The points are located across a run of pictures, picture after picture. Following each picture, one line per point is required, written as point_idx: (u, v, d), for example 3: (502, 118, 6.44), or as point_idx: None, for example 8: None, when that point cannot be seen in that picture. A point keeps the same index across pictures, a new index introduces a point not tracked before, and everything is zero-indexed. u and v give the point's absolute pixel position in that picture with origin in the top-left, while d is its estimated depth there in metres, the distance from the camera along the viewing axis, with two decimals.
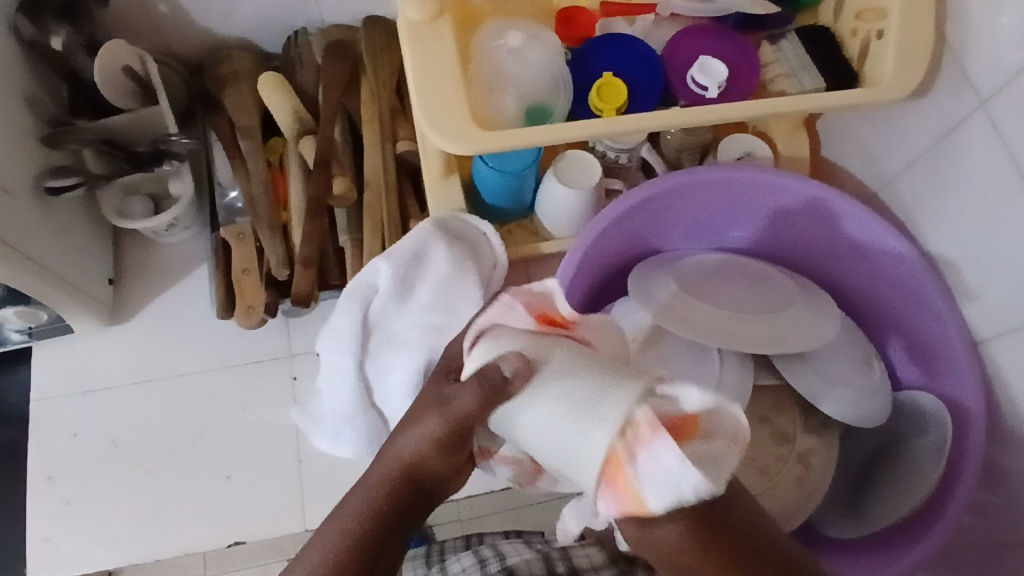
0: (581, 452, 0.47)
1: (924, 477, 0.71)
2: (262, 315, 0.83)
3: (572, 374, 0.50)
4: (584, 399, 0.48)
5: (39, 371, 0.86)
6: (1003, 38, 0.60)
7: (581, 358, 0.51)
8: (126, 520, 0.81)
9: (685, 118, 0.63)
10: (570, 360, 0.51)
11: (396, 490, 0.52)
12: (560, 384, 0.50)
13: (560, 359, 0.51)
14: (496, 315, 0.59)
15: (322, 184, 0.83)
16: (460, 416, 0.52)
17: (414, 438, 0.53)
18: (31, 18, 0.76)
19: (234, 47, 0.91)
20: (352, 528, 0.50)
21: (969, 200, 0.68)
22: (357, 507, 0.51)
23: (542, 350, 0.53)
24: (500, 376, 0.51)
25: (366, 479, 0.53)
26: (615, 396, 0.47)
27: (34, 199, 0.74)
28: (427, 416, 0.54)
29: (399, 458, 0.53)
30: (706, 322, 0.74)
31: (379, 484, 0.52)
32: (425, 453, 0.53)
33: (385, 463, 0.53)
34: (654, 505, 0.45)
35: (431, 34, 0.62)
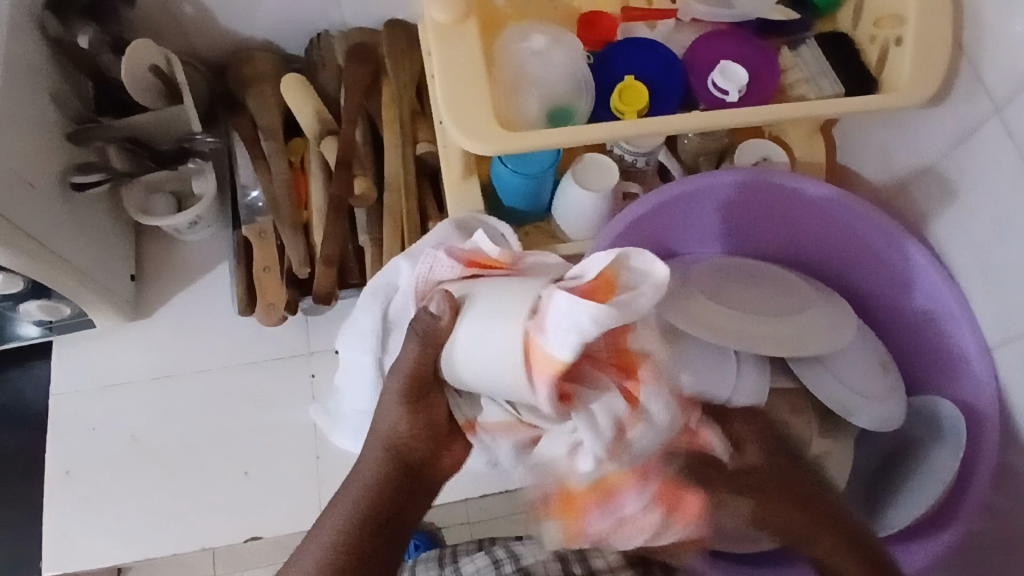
0: (506, 359, 0.49)
1: (938, 480, 0.72)
2: (283, 312, 0.84)
3: (485, 290, 0.54)
4: (503, 300, 0.51)
5: (59, 366, 0.87)
6: (1020, 44, 0.61)
7: (500, 284, 0.54)
8: (143, 515, 0.81)
9: (707, 119, 0.64)
10: (485, 283, 0.55)
11: (387, 470, 0.55)
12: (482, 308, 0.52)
13: (481, 287, 0.54)
14: (433, 270, 0.64)
15: (343, 184, 0.84)
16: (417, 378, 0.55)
17: (392, 416, 0.56)
18: (59, 17, 0.77)
19: (257, 49, 0.92)
20: (351, 512, 0.53)
21: (984, 206, 0.68)
22: (350, 496, 0.54)
23: (468, 288, 0.55)
24: (430, 314, 0.54)
25: (359, 466, 0.56)
26: (524, 291, 0.51)
27: (59, 194, 0.75)
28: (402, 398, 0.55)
29: (382, 440, 0.56)
30: (718, 320, 0.75)
31: (370, 469, 0.55)
32: (403, 428, 0.55)
33: (371, 448, 0.56)
34: (561, 353, 0.46)
35: (457, 36, 0.63)
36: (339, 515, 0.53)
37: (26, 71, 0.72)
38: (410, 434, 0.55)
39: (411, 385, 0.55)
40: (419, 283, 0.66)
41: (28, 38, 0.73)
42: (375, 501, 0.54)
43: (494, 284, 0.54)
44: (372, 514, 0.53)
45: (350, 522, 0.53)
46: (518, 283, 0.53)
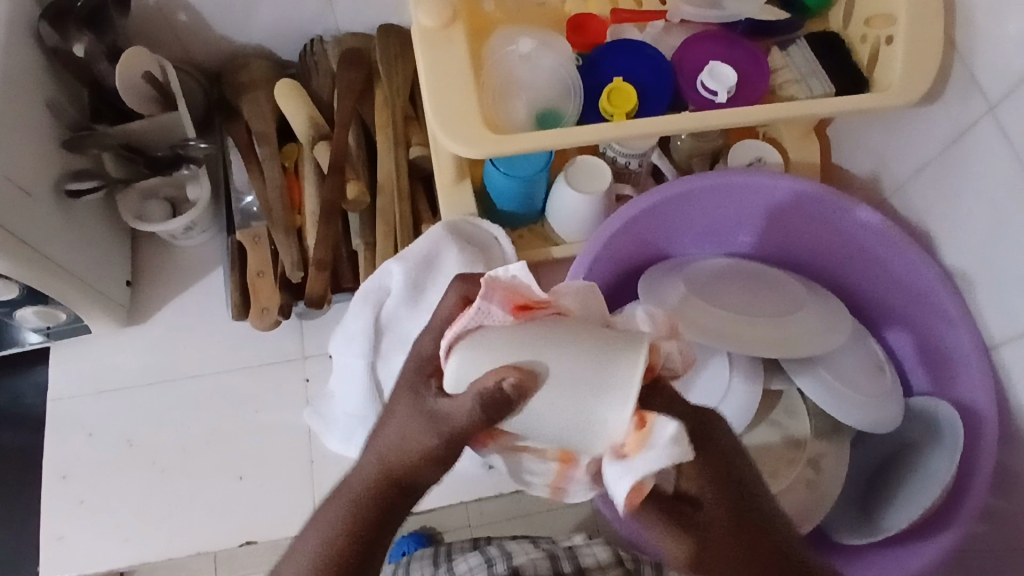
0: (593, 435, 0.43)
1: (937, 483, 0.70)
2: (275, 316, 0.84)
3: (563, 365, 0.43)
4: (593, 377, 0.43)
5: (57, 371, 0.88)
6: (1011, 42, 0.60)
7: (575, 354, 0.43)
8: (139, 519, 0.82)
9: (696, 120, 0.64)
10: (554, 344, 0.44)
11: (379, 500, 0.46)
12: (564, 394, 0.43)
13: (555, 361, 0.43)
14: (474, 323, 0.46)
15: (336, 188, 0.84)
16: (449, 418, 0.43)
17: (396, 440, 0.45)
18: (54, 25, 0.77)
19: (251, 55, 0.93)
20: (329, 535, 0.45)
21: (979, 204, 0.68)
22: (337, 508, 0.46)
23: (541, 356, 0.43)
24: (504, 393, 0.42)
25: (350, 483, 0.47)
26: (620, 367, 0.43)
27: (53, 201, 0.75)
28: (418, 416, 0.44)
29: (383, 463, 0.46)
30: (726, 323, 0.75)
31: (361, 492, 0.46)
32: (412, 467, 0.45)
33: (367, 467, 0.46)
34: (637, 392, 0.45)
35: (442, 40, 0.64)
36: (315, 538, 0.45)
37: (21, 80, 0.73)
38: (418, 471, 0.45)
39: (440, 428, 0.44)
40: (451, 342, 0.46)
41: (22, 47, 0.74)
42: (358, 529, 0.45)
43: (576, 357, 0.43)
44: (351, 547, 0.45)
45: (327, 546, 0.45)
46: (591, 348, 0.44)
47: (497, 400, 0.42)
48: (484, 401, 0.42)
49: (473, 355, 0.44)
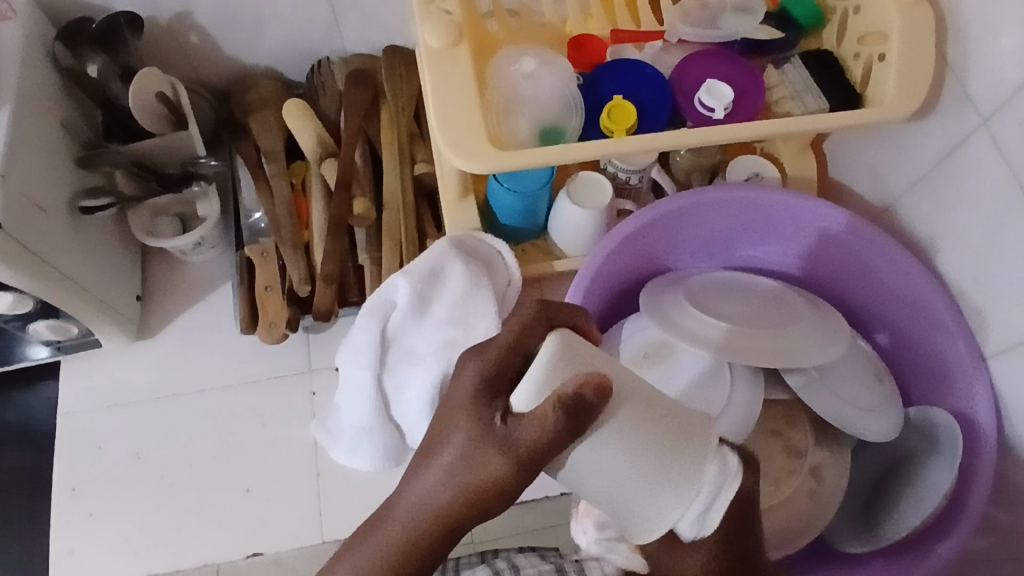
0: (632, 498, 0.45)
1: (936, 493, 0.71)
2: (283, 330, 0.85)
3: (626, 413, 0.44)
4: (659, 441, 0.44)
5: (68, 386, 0.89)
6: (1001, 59, 0.62)
7: (652, 413, 0.45)
8: (146, 531, 0.83)
9: (697, 137, 0.66)
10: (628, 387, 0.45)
11: (435, 526, 0.48)
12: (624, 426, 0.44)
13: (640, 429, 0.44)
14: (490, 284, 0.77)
15: (343, 204, 0.86)
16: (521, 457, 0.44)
17: (447, 467, 0.47)
18: (70, 46, 0.80)
19: (260, 76, 0.95)
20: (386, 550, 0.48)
21: (973, 215, 0.69)
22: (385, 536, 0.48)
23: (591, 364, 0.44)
24: (585, 403, 0.41)
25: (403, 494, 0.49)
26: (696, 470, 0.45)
27: (67, 217, 0.77)
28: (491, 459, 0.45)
29: (439, 485, 0.47)
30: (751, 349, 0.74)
31: (414, 512, 0.48)
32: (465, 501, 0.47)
33: (417, 496, 0.48)
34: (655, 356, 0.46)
35: (449, 60, 0.66)
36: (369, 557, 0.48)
37: (38, 101, 0.75)
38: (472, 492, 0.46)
39: (498, 464, 0.45)
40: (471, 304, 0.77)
41: (39, 69, 0.76)
42: (413, 548, 0.48)
43: (647, 424, 0.45)
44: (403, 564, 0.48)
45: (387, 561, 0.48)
46: (681, 421, 0.46)
47: (571, 423, 0.42)
48: (554, 425, 0.42)
49: (560, 357, 0.44)
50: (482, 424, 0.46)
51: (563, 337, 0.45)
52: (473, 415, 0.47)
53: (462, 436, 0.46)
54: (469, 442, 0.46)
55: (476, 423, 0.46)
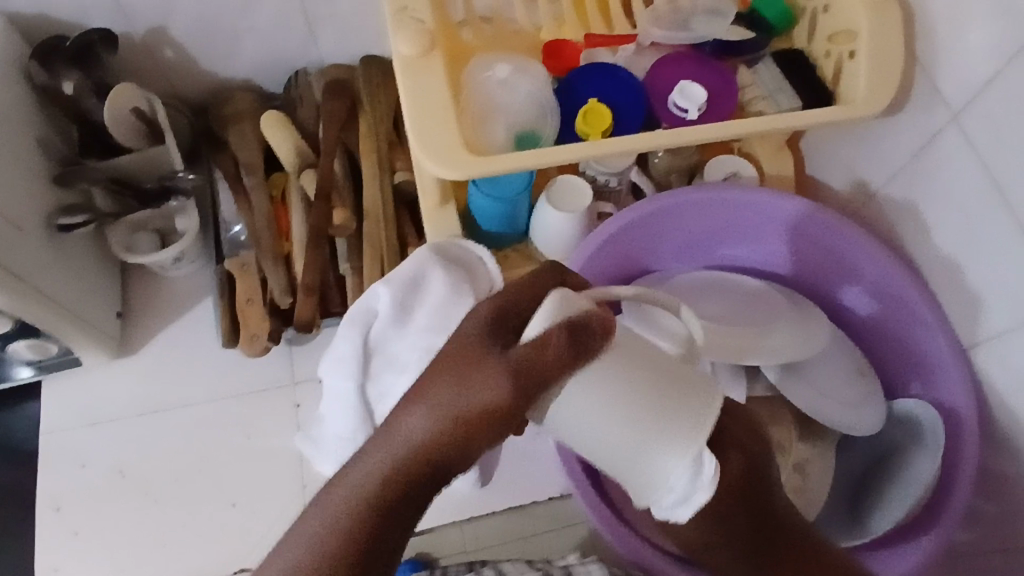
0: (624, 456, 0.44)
1: (919, 483, 0.72)
2: (266, 342, 0.86)
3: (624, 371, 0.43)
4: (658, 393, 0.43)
5: (48, 405, 0.88)
6: (970, 52, 0.63)
7: (654, 387, 0.43)
8: (132, 548, 0.82)
9: (671, 138, 0.66)
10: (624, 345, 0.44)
11: (410, 474, 0.42)
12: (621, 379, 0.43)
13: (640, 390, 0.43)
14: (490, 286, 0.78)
15: (322, 215, 0.86)
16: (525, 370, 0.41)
17: (433, 405, 0.42)
18: (44, 64, 0.79)
19: (237, 88, 0.95)
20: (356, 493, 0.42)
21: (947, 207, 0.70)
22: (358, 476, 0.42)
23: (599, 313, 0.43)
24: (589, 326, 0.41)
25: (388, 431, 0.43)
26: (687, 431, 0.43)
27: (44, 235, 0.76)
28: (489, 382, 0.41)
29: (428, 424, 0.42)
30: (729, 339, 0.75)
31: (393, 451, 0.42)
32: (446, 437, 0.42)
33: (397, 437, 0.42)
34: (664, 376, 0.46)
35: (422, 67, 0.66)
36: (336, 505, 0.42)
37: (11, 119, 0.75)
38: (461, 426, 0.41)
39: (499, 390, 0.41)
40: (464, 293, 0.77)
41: (11, 88, 0.76)
42: (384, 491, 0.42)
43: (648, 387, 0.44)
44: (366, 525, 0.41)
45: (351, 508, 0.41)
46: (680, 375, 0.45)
47: (575, 345, 0.41)
48: (557, 347, 0.41)
49: (566, 311, 0.42)
50: (489, 349, 0.42)
51: (563, 295, 0.42)
52: (481, 345, 0.42)
53: (462, 366, 0.42)
54: (471, 367, 0.42)
55: (484, 349, 0.42)
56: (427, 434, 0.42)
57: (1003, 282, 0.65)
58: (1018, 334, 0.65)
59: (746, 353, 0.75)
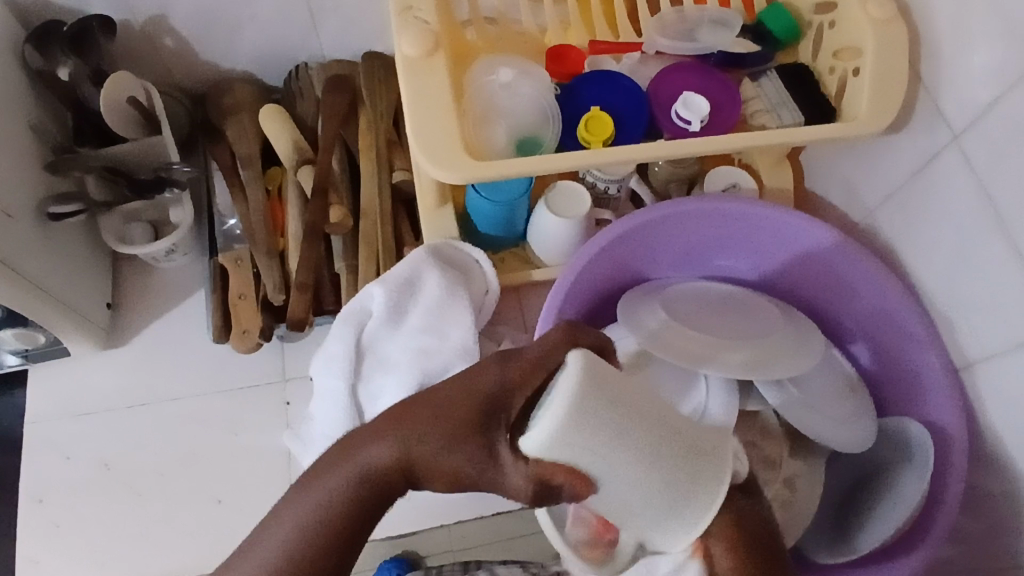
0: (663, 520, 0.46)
1: (909, 501, 0.71)
2: (257, 339, 0.84)
3: (649, 472, 0.44)
4: (675, 491, 0.46)
5: (34, 394, 0.87)
6: (973, 74, 0.63)
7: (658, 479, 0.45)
8: (114, 542, 0.81)
9: (674, 149, 0.66)
10: (642, 430, 0.44)
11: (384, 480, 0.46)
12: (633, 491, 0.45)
13: (640, 483, 0.44)
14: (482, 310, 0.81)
15: (319, 212, 0.85)
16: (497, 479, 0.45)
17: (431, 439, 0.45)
18: (40, 50, 0.78)
19: (237, 80, 0.94)
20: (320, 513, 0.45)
21: (945, 228, 0.70)
22: (319, 491, 0.46)
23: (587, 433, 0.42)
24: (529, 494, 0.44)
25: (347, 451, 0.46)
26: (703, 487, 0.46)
27: (35, 222, 0.75)
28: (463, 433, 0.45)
29: (398, 449, 0.46)
30: (702, 348, 0.75)
31: (353, 470, 0.46)
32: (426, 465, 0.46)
33: (384, 450, 0.46)
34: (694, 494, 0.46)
35: (425, 68, 0.65)
36: (279, 534, 0.45)
37: (5, 103, 0.74)
38: (419, 470, 0.46)
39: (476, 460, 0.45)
40: (462, 312, 0.77)
41: (6, 73, 0.75)
42: (333, 516, 0.45)
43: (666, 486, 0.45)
44: (318, 553, 0.44)
45: (318, 517, 0.45)
46: (694, 444, 0.47)
47: (539, 493, 0.44)
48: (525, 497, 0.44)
49: (582, 396, 0.42)
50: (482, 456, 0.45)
51: (584, 369, 0.43)
52: (462, 434, 0.46)
53: (438, 430, 0.46)
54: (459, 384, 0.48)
55: (454, 458, 0.45)
56: (406, 453, 0.46)
57: (995, 304, 0.65)
58: (1008, 357, 0.65)
59: (726, 363, 0.74)
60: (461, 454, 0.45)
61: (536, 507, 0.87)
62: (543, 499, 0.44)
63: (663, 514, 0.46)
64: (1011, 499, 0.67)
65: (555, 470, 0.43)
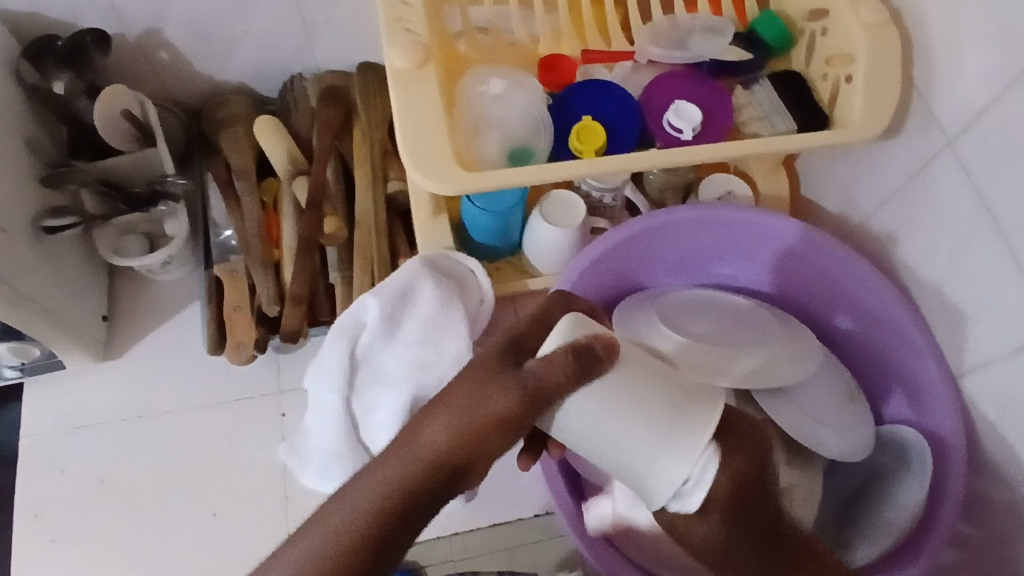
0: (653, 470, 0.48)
1: (907, 509, 0.71)
2: (252, 351, 0.84)
3: (629, 394, 0.49)
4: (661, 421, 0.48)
5: (31, 409, 0.87)
6: (967, 78, 0.63)
7: (642, 407, 0.48)
8: (110, 556, 0.81)
9: (666, 158, 0.66)
10: (632, 365, 0.50)
11: (435, 462, 0.47)
12: (619, 421, 0.48)
13: (622, 409, 0.48)
14: (479, 318, 0.80)
15: (313, 223, 0.85)
16: (538, 390, 0.48)
17: (438, 431, 0.48)
18: (35, 65, 0.79)
19: (233, 92, 0.94)
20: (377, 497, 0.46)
21: (940, 234, 0.69)
22: (370, 483, 0.47)
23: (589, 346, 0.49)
24: (594, 353, 0.48)
25: (406, 442, 0.49)
26: (692, 425, 0.48)
27: (30, 236, 0.75)
28: (498, 388, 0.48)
29: (446, 421, 0.48)
30: (706, 356, 0.75)
31: (410, 453, 0.48)
32: (457, 429, 0.48)
33: (430, 432, 0.48)
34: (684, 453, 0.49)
35: (416, 80, 0.65)
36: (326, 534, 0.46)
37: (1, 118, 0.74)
38: (470, 441, 0.48)
39: (502, 410, 0.48)
40: (460, 323, 0.77)
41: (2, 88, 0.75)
42: (386, 504, 0.46)
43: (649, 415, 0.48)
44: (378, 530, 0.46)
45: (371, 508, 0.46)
46: (687, 389, 0.50)
47: (579, 365, 0.47)
48: (564, 369, 0.47)
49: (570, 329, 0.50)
50: (506, 392, 0.48)
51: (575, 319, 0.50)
52: (495, 381, 0.49)
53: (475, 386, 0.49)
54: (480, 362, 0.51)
55: (493, 398, 0.48)
56: (457, 415, 0.48)
57: (992, 311, 0.65)
58: (1006, 364, 0.64)
59: (724, 371, 0.74)
60: (495, 396, 0.48)
61: (534, 517, 0.86)
62: (584, 375, 0.47)
63: (650, 456, 0.48)
64: (1011, 506, 0.66)
65: (590, 351, 0.48)
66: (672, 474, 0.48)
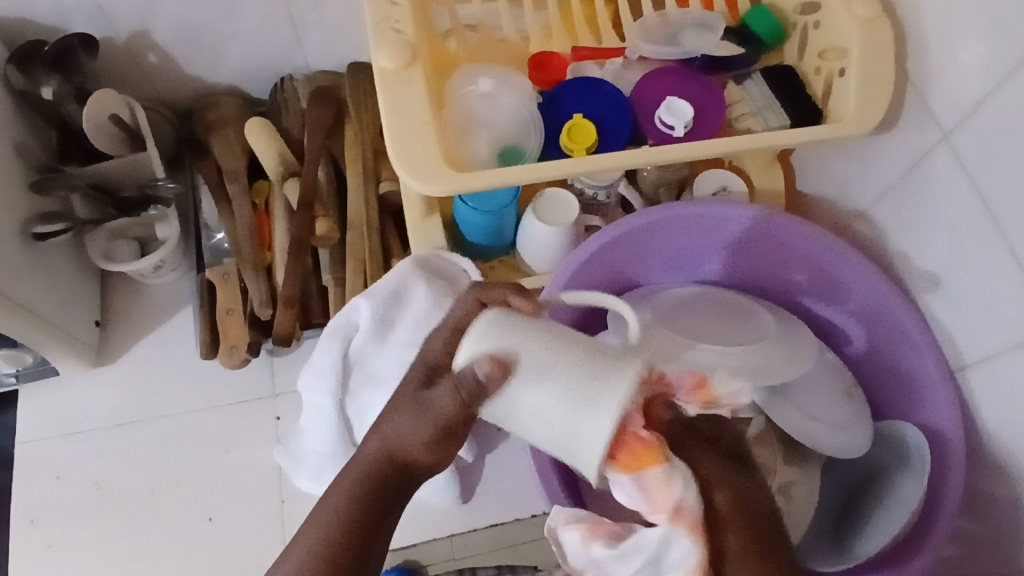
0: (574, 432, 0.45)
1: (907, 507, 0.70)
2: (245, 354, 0.84)
3: (542, 367, 0.46)
4: (580, 388, 0.45)
5: (25, 415, 0.87)
6: (961, 70, 0.62)
7: (557, 382, 0.46)
8: (106, 561, 0.81)
9: (658, 155, 0.65)
10: (548, 338, 0.47)
11: (380, 475, 0.51)
12: (540, 397, 0.46)
13: (537, 381, 0.46)
14: None
15: (304, 224, 0.84)
16: (446, 409, 0.49)
17: (396, 434, 0.51)
18: (22, 69, 0.78)
19: (222, 94, 0.94)
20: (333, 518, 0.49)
21: (936, 228, 0.69)
22: (329, 506, 0.50)
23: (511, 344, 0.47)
24: (477, 379, 0.46)
25: (351, 463, 0.52)
26: (607, 384, 0.45)
27: (20, 243, 0.75)
28: (416, 409, 0.50)
29: (382, 441, 0.51)
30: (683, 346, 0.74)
31: (357, 474, 0.51)
32: (397, 444, 0.51)
33: (373, 447, 0.51)
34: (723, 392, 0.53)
35: (403, 81, 0.65)
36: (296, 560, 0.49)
37: None
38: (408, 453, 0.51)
39: (424, 427, 0.50)
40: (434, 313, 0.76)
41: None
42: (346, 527, 0.49)
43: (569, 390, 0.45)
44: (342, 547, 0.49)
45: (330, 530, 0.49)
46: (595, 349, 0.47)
47: (471, 393, 0.47)
48: (464, 392, 0.47)
49: (490, 324, 0.47)
50: (421, 411, 0.50)
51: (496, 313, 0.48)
52: (414, 402, 0.51)
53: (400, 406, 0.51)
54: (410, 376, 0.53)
55: (413, 417, 0.50)
56: (391, 435, 0.51)
57: (989, 305, 0.64)
58: (1005, 358, 0.64)
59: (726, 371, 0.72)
60: (416, 416, 0.50)
61: (531, 517, 0.86)
62: (480, 396, 0.47)
63: (567, 419, 0.45)
64: (1011, 502, 0.65)
65: (481, 378, 0.46)
66: (591, 434, 0.45)
